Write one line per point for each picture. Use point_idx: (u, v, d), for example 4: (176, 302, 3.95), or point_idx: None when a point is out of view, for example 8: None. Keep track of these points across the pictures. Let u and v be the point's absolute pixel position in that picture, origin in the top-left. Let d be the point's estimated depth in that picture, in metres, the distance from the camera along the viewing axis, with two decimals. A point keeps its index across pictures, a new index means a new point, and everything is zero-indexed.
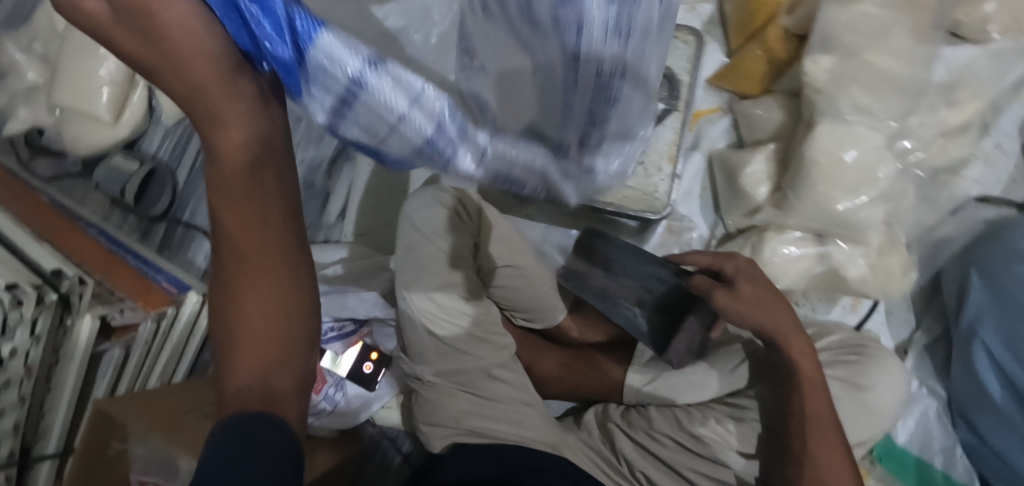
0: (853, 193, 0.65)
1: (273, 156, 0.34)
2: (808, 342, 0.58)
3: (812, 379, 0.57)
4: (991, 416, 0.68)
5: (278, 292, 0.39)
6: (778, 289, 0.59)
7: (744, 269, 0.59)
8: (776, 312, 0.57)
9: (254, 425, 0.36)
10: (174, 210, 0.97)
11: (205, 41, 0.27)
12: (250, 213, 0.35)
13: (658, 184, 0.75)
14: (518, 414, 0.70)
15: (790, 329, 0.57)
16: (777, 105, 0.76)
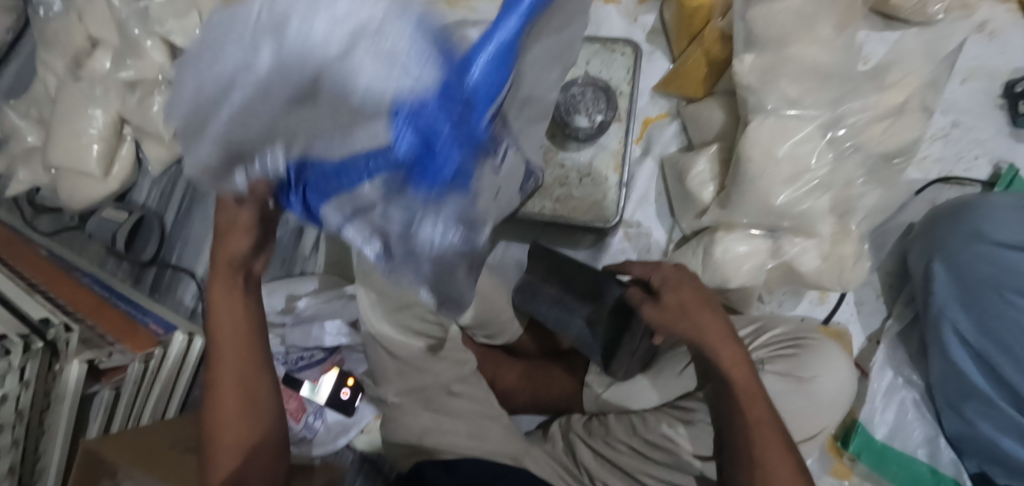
0: (794, 182, 0.65)
1: (243, 304, 0.59)
2: (740, 347, 0.56)
3: (746, 387, 0.54)
4: (972, 401, 0.66)
5: (247, 390, 0.61)
6: (706, 294, 0.58)
7: (670, 279, 0.58)
8: (703, 320, 0.55)
9: None
10: (162, 254, 1.03)
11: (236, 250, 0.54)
12: (238, 335, 0.60)
13: (607, 192, 0.77)
14: (480, 427, 0.72)
15: (718, 337, 0.55)
16: (718, 104, 0.76)
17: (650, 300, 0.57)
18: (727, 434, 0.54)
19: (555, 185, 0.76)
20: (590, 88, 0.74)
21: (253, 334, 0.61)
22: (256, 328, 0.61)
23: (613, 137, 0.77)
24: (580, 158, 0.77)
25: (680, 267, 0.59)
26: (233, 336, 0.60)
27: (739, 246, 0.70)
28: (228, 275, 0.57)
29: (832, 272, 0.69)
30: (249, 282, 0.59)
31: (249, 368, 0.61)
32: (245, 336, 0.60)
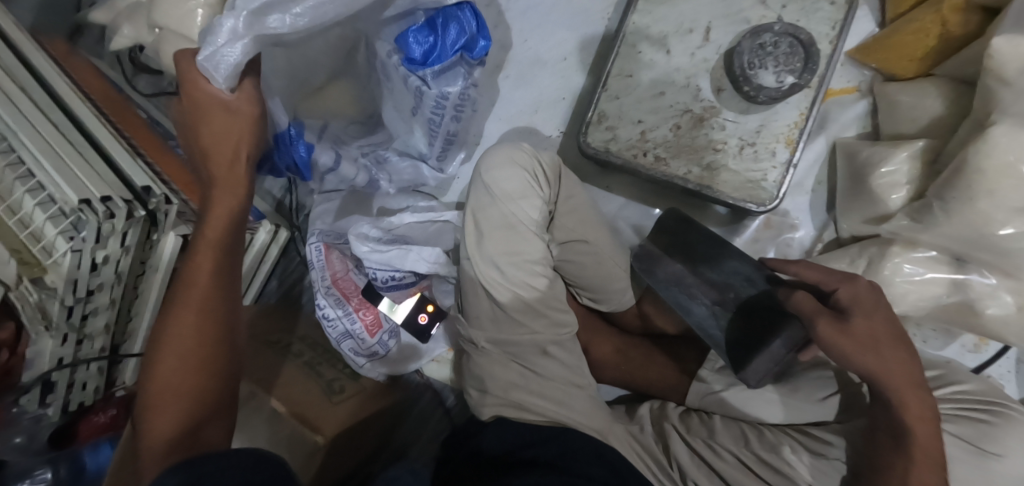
0: (1022, 215, 0.53)
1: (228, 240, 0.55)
2: (927, 403, 0.49)
3: (925, 449, 0.47)
4: None
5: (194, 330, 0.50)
6: (902, 328, 0.50)
7: (863, 301, 0.50)
8: (892, 358, 0.49)
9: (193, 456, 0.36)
10: None
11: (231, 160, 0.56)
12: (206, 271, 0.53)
13: (767, 171, 0.66)
14: (566, 394, 0.68)
15: (908, 385, 0.49)
16: (933, 91, 0.62)
17: (831, 314, 0.49)
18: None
19: (708, 149, 0.67)
20: (786, 40, 0.63)
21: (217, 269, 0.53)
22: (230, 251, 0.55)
23: (793, 107, 0.65)
24: (746, 125, 0.66)
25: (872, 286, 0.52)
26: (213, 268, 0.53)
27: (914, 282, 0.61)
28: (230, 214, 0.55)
29: (1022, 325, 0.59)
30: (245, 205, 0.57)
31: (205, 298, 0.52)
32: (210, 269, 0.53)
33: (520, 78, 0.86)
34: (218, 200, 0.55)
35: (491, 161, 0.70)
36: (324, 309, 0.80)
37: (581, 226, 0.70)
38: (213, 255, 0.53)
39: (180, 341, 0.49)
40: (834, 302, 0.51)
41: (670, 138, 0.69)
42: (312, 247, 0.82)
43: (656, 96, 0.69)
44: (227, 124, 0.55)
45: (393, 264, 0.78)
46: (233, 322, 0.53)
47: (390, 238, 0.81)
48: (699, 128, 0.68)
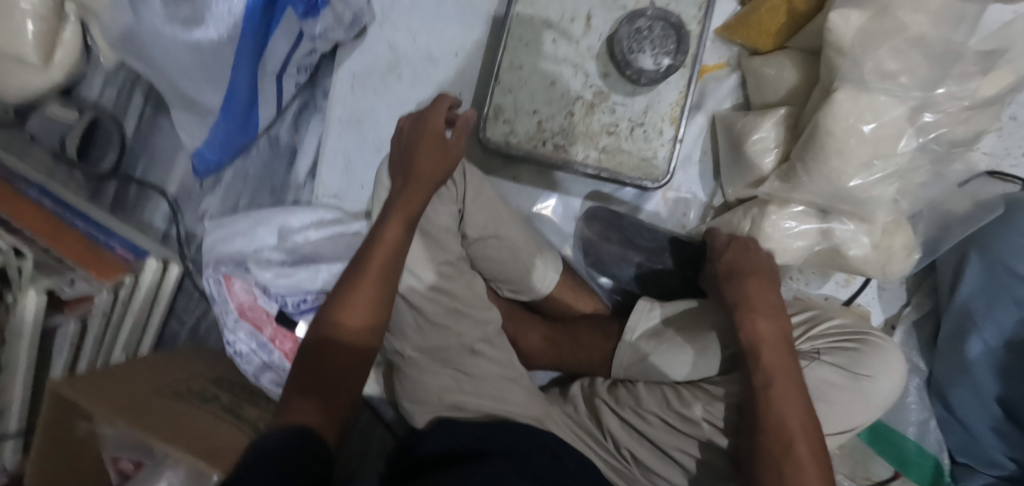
0: (868, 169, 0.61)
1: (408, 233, 0.61)
2: (781, 320, 0.58)
3: (769, 346, 0.55)
4: (964, 390, 0.70)
5: (367, 308, 0.58)
6: (774, 273, 0.63)
7: (720, 244, 0.66)
8: (753, 287, 0.60)
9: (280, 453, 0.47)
10: (125, 165, 0.88)
11: (436, 167, 0.62)
12: (381, 256, 0.59)
13: (658, 149, 0.70)
14: (501, 389, 0.69)
15: (759, 304, 0.58)
16: (790, 63, 0.69)
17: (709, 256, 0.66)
18: (749, 393, 0.54)
19: (602, 134, 0.70)
20: (659, 24, 0.66)
21: (387, 262, 0.59)
22: (401, 248, 0.60)
23: (674, 88, 0.69)
24: (633, 106, 0.70)
25: (739, 239, 0.66)
26: (391, 253, 0.60)
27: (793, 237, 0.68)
28: (409, 206, 0.61)
29: (879, 261, 0.67)
30: (429, 187, 0.62)
31: (371, 285, 0.58)
32: (381, 255, 0.59)
33: (414, 76, 0.84)
34: (404, 203, 0.61)
35: None
36: (235, 344, 0.78)
37: (493, 223, 0.70)
38: (386, 255, 0.59)
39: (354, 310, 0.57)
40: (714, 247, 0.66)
41: (567, 125, 0.71)
42: (211, 280, 0.79)
43: (549, 86, 0.71)
44: (432, 143, 0.62)
45: (303, 284, 0.77)
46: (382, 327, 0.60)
47: (296, 259, 0.79)
48: (592, 113, 0.70)
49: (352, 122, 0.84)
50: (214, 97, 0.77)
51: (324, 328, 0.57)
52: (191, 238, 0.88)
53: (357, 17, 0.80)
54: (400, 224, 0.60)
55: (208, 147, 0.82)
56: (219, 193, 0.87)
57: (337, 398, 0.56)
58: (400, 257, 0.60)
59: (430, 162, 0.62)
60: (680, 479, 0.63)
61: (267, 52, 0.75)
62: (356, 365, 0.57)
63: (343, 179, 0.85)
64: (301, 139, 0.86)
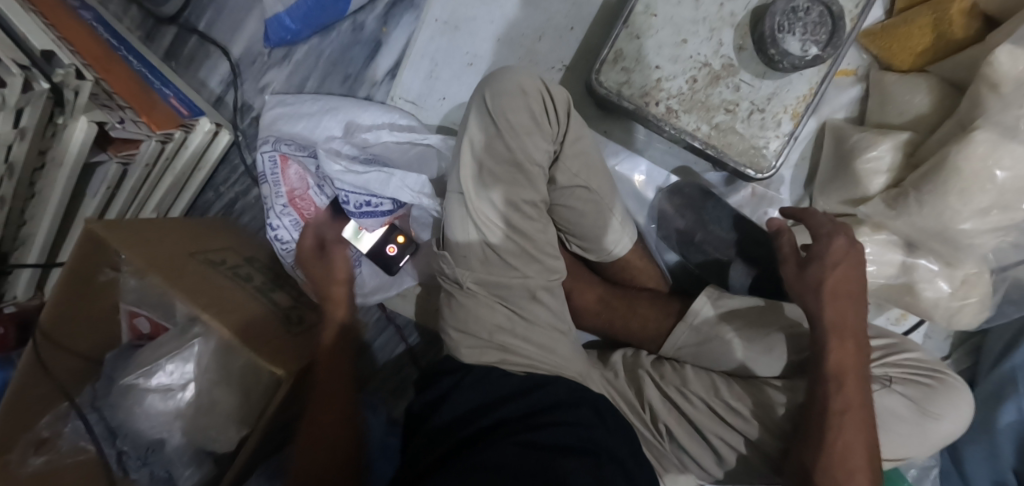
0: (982, 214, 0.60)
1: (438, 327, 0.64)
2: (863, 347, 0.58)
3: (847, 373, 0.56)
4: (979, 448, 0.72)
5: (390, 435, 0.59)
6: (863, 288, 0.60)
7: (833, 253, 0.60)
8: (846, 310, 0.58)
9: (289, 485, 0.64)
10: (188, 14, 0.81)
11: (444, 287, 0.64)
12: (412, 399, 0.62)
13: (769, 140, 0.67)
14: (551, 340, 0.67)
15: (847, 328, 0.58)
16: (927, 88, 0.66)
17: (794, 258, 0.63)
18: (820, 415, 0.55)
19: (719, 109, 0.67)
20: (817, 9, 0.62)
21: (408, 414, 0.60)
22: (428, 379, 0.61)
23: (805, 81, 0.66)
24: (760, 90, 0.66)
25: (852, 245, 0.60)
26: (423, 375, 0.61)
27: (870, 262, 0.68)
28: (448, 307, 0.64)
29: (949, 309, 0.67)
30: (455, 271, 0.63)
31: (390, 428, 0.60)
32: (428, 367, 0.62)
33: None
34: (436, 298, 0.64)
35: (501, 86, 0.63)
36: (278, 230, 0.74)
37: (585, 172, 0.67)
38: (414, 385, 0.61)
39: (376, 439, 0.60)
40: (812, 251, 0.62)
41: (685, 91, 0.67)
42: (266, 156, 0.73)
43: (678, 45, 0.67)
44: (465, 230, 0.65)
45: (369, 187, 0.69)
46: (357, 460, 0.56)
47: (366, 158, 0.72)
48: (713, 86, 0.67)
49: (447, 28, 0.79)
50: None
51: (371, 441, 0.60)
52: (246, 109, 0.81)
53: None
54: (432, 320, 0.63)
55: (290, 12, 0.76)
56: (287, 68, 0.81)
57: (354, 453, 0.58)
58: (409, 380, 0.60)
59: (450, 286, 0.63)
60: (709, 462, 0.64)
61: None
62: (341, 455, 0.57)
63: (425, 87, 0.79)
64: (389, 31, 0.79)
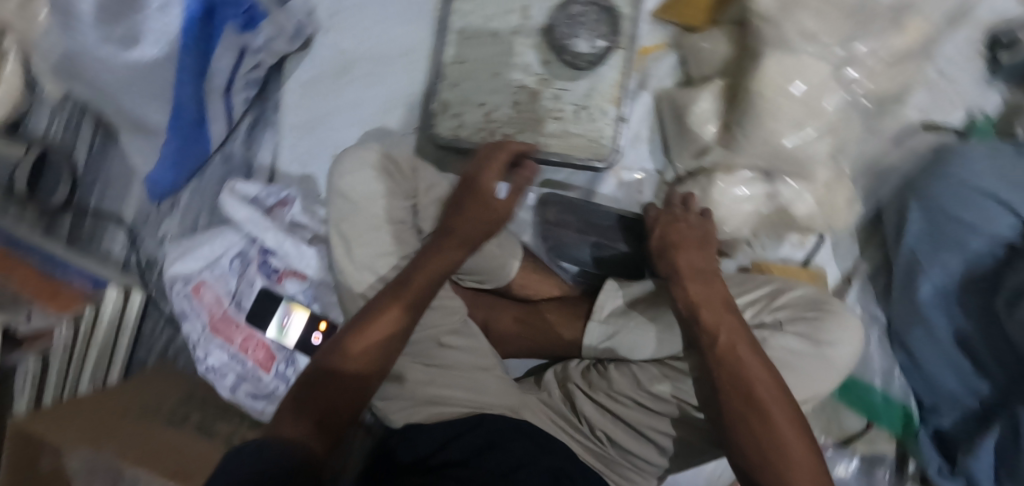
0: (799, 127, 0.63)
1: (438, 265, 0.63)
2: (720, 281, 0.62)
3: (707, 308, 0.59)
4: (923, 333, 0.72)
5: (379, 360, 0.59)
6: (709, 235, 0.66)
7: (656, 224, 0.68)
8: (686, 257, 0.64)
9: (345, 364, 0.57)
10: (78, 197, 0.87)
11: (461, 225, 0.64)
12: (385, 328, 0.59)
13: (604, 129, 0.71)
14: (476, 380, 0.69)
15: (693, 277, 0.62)
16: (723, 35, 0.71)
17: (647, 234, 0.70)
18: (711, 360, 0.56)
19: (548, 119, 0.72)
20: (592, 10, 0.69)
21: (394, 344, 0.60)
22: (411, 311, 0.61)
23: (613, 68, 0.71)
24: (576, 90, 0.71)
25: (668, 212, 0.69)
26: (405, 297, 0.60)
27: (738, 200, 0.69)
28: (444, 258, 0.63)
29: (826, 217, 0.69)
30: (476, 223, 0.65)
31: (380, 355, 0.59)
32: (407, 298, 0.60)
33: (364, 80, 0.85)
34: (443, 250, 0.63)
35: (344, 168, 0.68)
36: (209, 359, 0.80)
37: (448, 213, 0.71)
38: (394, 323, 0.59)
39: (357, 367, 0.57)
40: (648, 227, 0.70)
41: (513, 114, 0.72)
42: (180, 296, 0.80)
43: (492, 77, 0.72)
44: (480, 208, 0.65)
45: (285, 262, 0.79)
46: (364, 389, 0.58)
47: (262, 254, 0.79)
48: (535, 100, 0.72)
49: (306, 131, 0.85)
50: (159, 113, 0.75)
51: (347, 330, 0.60)
52: (151, 264, 0.87)
53: (300, 27, 0.81)
54: (442, 260, 0.63)
55: (158, 168, 0.80)
56: (177, 215, 0.87)
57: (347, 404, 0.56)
58: (407, 321, 0.60)
59: (456, 237, 0.64)
60: (655, 455, 0.66)
61: (212, 68, 0.75)
62: (358, 387, 0.57)
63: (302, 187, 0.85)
64: (254, 151, 0.86)
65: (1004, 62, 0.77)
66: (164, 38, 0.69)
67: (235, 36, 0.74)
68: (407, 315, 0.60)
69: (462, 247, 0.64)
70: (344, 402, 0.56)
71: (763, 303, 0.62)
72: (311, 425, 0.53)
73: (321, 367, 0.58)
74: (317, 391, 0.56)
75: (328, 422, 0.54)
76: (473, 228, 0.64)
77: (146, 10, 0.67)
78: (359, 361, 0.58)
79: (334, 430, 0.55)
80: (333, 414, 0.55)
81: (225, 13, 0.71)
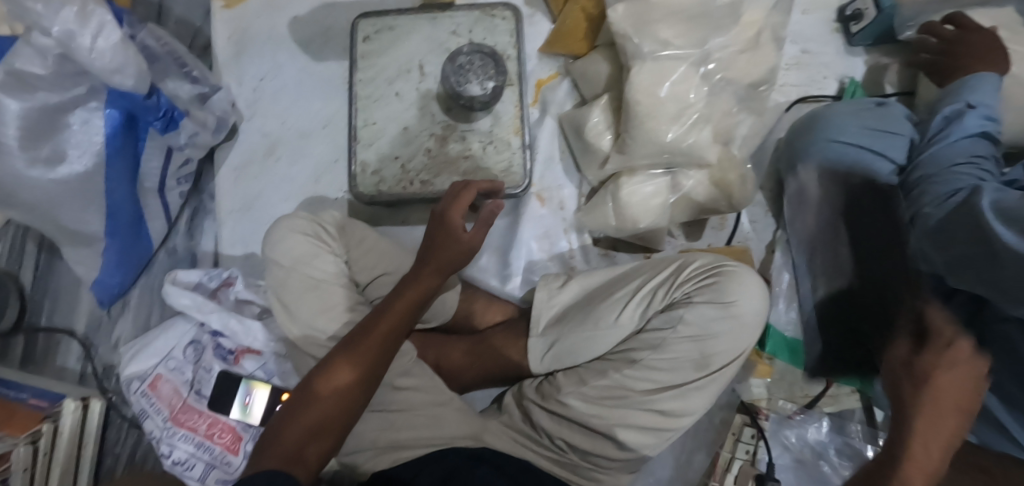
0: (677, 120, 0.70)
1: (422, 290, 0.64)
2: (945, 432, 0.55)
3: (920, 432, 0.55)
4: (846, 285, 0.76)
5: (361, 388, 0.60)
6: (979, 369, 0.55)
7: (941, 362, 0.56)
8: (958, 377, 0.55)
9: (328, 392, 0.59)
10: (28, 318, 0.88)
11: (446, 249, 0.65)
12: (366, 356, 0.60)
13: (511, 158, 0.78)
14: (433, 416, 0.70)
15: (943, 385, 0.55)
16: (601, 57, 0.79)
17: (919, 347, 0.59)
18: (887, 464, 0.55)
19: (460, 159, 0.78)
20: (477, 56, 0.76)
21: (375, 373, 0.61)
22: (394, 340, 0.62)
23: (509, 104, 0.79)
24: (480, 129, 0.79)
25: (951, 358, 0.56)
26: (388, 327, 0.62)
27: (642, 195, 0.76)
28: (426, 282, 0.64)
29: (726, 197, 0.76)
30: (455, 247, 0.65)
31: (364, 383, 0.60)
32: (390, 328, 0.62)
33: (291, 157, 0.90)
34: (426, 271, 0.65)
35: (275, 240, 0.72)
36: (174, 453, 0.79)
37: (381, 262, 0.75)
38: (377, 352, 0.61)
39: (339, 396, 0.59)
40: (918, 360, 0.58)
41: (427, 161, 0.78)
42: (138, 396, 0.80)
43: (403, 131, 0.79)
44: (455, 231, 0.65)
45: (236, 341, 0.81)
46: (347, 418, 0.59)
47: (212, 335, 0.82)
48: (446, 143, 0.78)
49: (243, 213, 0.89)
50: (96, 222, 0.78)
51: (328, 361, 0.60)
52: (109, 370, 0.88)
53: (222, 120, 0.87)
54: (423, 285, 0.64)
55: (104, 273, 0.83)
56: (129, 317, 0.88)
57: (329, 433, 0.58)
58: (389, 348, 0.62)
59: (439, 258, 0.65)
60: (613, 450, 0.68)
61: (142, 171, 0.80)
62: (343, 416, 0.59)
63: (247, 265, 0.88)
64: (197, 241, 0.90)
65: (855, 30, 0.85)
66: (89, 150, 0.73)
67: (160, 138, 0.79)
68: (387, 344, 0.62)
69: (445, 268, 0.65)
70: (325, 428, 0.58)
71: (670, 280, 0.70)
72: (289, 451, 0.56)
73: (305, 391, 0.59)
74: (300, 418, 0.57)
75: (309, 449, 0.57)
76: (458, 254, 0.65)
77: (70, 129, 0.73)
78: (342, 390, 0.59)
79: (314, 460, 0.57)
80: (315, 439, 0.57)
81: (147, 119, 0.76)
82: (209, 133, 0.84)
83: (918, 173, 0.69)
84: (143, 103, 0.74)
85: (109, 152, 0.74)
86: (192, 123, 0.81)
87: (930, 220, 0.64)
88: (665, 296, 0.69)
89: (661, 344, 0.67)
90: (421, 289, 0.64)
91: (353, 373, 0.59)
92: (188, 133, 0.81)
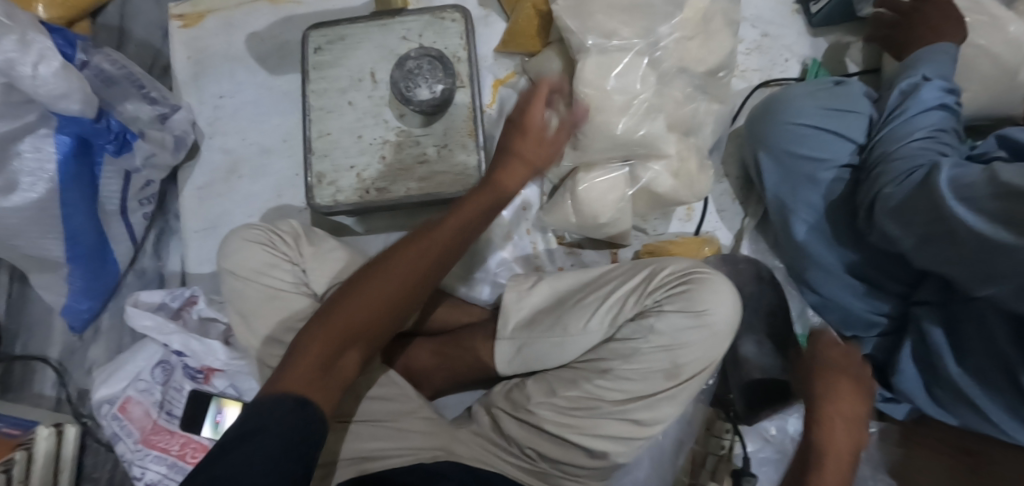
0: (626, 111, 0.69)
1: (482, 214, 0.59)
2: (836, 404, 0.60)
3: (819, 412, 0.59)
4: (817, 270, 0.74)
5: (396, 304, 0.54)
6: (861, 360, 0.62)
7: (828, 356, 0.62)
8: (837, 365, 0.61)
9: (365, 301, 0.53)
10: (4, 347, 0.89)
11: (512, 177, 0.60)
12: (410, 269, 0.54)
13: (467, 160, 0.77)
14: (400, 427, 0.69)
15: (834, 379, 0.61)
16: (553, 52, 0.78)
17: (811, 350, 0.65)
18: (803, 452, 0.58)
19: (415, 164, 0.77)
20: (424, 60, 0.77)
21: (414, 294, 0.55)
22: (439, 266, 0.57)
23: (462, 106, 0.78)
24: (434, 132, 0.78)
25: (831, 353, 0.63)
26: (445, 245, 0.56)
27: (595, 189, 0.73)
28: (484, 205, 0.59)
29: (687, 188, 0.74)
30: (521, 173, 0.61)
31: (404, 300, 0.54)
32: (444, 246, 0.56)
33: (253, 173, 0.90)
34: (484, 191, 0.60)
35: (228, 254, 0.72)
36: (146, 475, 0.78)
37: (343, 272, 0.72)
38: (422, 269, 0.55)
39: (372, 310, 0.52)
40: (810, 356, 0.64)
41: (382, 168, 0.77)
42: (109, 418, 0.80)
43: (357, 140, 0.78)
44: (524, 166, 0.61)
45: (203, 360, 0.81)
46: (376, 333, 0.53)
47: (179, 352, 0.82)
48: (400, 149, 0.78)
49: (208, 231, 0.88)
50: (56, 248, 0.78)
51: (372, 268, 0.55)
52: (84, 395, 0.88)
53: (181, 138, 0.85)
54: (479, 212, 0.59)
55: (71, 297, 0.83)
56: (101, 341, 0.89)
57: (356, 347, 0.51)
58: (438, 270, 0.56)
59: (503, 182, 0.60)
60: (583, 458, 0.67)
61: (100, 195, 0.80)
62: (373, 331, 0.53)
63: (213, 283, 0.87)
64: (165, 261, 0.90)
65: (814, 10, 0.84)
66: (43, 177, 0.74)
67: (117, 161, 0.80)
68: (434, 264, 0.56)
69: (509, 192, 0.61)
70: (354, 339, 0.51)
71: (640, 286, 0.68)
72: (312, 360, 0.48)
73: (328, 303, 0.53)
74: (328, 327, 0.51)
75: (335, 361, 0.49)
76: (520, 180, 0.61)
77: (24, 157, 0.74)
78: (380, 300, 0.53)
79: (338, 377, 0.50)
80: (344, 353, 0.51)
81: (100, 141, 0.77)
82: (168, 154, 0.84)
83: (880, 148, 0.66)
84: (91, 126, 0.75)
85: (63, 178, 0.75)
86: (149, 144, 0.81)
87: (891, 199, 0.60)
88: (635, 304, 0.67)
89: (633, 355, 0.65)
90: (480, 216, 0.59)
91: (397, 284, 0.53)
92: (144, 153, 0.81)
